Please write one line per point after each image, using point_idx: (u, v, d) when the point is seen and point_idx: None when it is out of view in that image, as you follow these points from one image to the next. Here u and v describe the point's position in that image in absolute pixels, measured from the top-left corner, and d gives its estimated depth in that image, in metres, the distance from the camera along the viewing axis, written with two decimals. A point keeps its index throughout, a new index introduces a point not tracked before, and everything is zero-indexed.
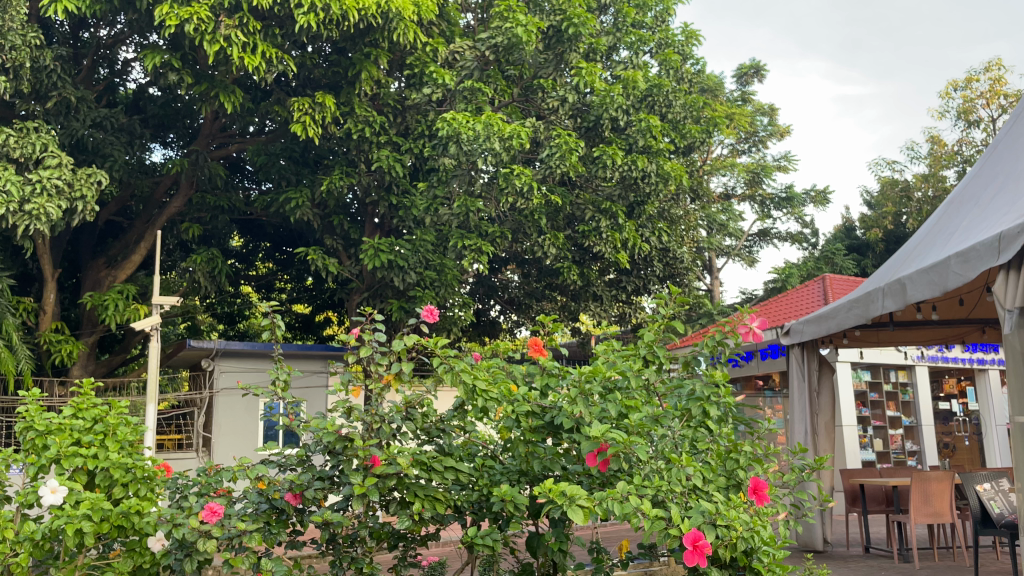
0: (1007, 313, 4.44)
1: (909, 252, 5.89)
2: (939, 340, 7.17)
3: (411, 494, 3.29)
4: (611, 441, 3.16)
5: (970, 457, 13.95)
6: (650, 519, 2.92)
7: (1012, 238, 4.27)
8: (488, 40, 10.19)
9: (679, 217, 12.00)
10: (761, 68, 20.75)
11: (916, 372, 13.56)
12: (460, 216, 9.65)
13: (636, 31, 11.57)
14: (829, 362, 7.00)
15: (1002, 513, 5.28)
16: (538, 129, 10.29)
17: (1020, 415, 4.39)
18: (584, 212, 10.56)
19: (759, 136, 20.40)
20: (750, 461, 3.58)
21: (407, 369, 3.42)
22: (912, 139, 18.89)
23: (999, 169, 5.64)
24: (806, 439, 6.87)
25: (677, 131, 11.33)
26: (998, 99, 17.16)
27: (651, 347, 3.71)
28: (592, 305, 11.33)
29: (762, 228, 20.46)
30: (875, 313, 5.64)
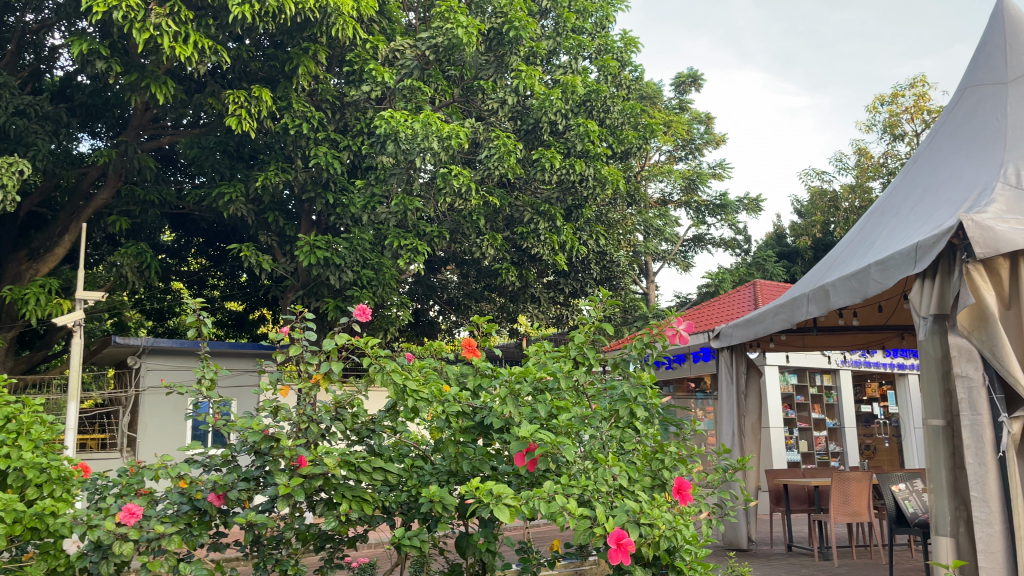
0: (923, 320, 4.62)
1: (832, 260, 6.10)
2: (860, 346, 7.43)
3: (338, 494, 3.24)
4: (539, 441, 3.18)
5: (890, 458, 14.49)
6: (575, 518, 2.96)
7: (927, 248, 4.46)
8: (428, 40, 10.15)
9: (617, 221, 12.18)
10: (698, 77, 21.18)
11: (841, 376, 14.01)
12: (398, 215, 9.62)
13: (575, 37, 11.60)
14: (756, 366, 7.19)
15: (915, 513, 5.50)
16: (477, 130, 10.29)
17: (933, 418, 4.57)
18: (523, 214, 10.58)
19: (696, 144, 20.80)
20: (676, 462, 3.66)
21: (337, 368, 3.39)
22: (841, 151, 19.54)
23: (919, 181, 5.89)
24: (733, 440, 7.05)
25: (615, 136, 11.49)
26: (922, 115, 17.84)
27: (581, 349, 3.76)
28: (530, 306, 11.32)
29: (697, 234, 20.86)
30: (799, 318, 5.82)
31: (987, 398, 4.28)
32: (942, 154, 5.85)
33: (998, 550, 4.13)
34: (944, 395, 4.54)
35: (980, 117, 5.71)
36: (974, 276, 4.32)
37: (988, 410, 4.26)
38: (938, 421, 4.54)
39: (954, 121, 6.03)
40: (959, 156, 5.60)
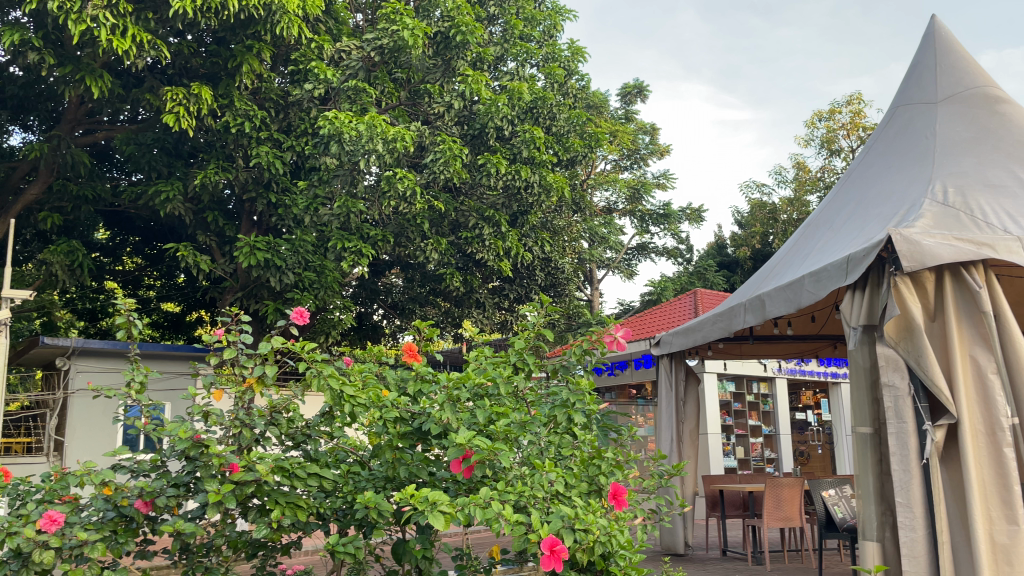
0: (853, 330, 4.76)
1: (769, 270, 6.24)
2: (795, 355, 7.61)
3: (271, 501, 3.16)
4: (476, 447, 3.17)
5: (822, 464, 14.90)
6: (510, 524, 2.97)
7: (858, 260, 4.61)
8: (374, 41, 10.08)
9: (562, 228, 12.28)
10: (644, 88, 21.49)
11: (777, 384, 14.34)
12: (341, 217, 9.51)
13: (523, 44, 11.63)
14: (695, 373, 7.30)
15: (844, 517, 5.66)
16: (423, 134, 10.25)
17: (862, 426, 4.71)
18: (468, 219, 10.56)
19: (641, 154, 21.10)
20: (612, 467, 3.69)
21: (271, 372, 3.34)
22: (780, 164, 20.04)
23: (852, 195, 6.08)
24: (672, 447, 7.14)
25: (561, 144, 11.61)
26: (858, 131, 18.38)
27: (521, 354, 3.79)
28: (475, 311, 11.27)
29: (641, 243, 21.13)
30: (737, 327, 5.95)
31: (912, 406, 4.42)
32: (874, 170, 6.05)
33: (921, 555, 4.27)
34: (872, 403, 4.68)
35: (910, 135, 5.92)
36: (902, 289, 4.47)
37: (912, 418, 4.41)
38: (866, 428, 4.68)
39: (885, 138, 6.24)
40: (890, 172, 5.80)
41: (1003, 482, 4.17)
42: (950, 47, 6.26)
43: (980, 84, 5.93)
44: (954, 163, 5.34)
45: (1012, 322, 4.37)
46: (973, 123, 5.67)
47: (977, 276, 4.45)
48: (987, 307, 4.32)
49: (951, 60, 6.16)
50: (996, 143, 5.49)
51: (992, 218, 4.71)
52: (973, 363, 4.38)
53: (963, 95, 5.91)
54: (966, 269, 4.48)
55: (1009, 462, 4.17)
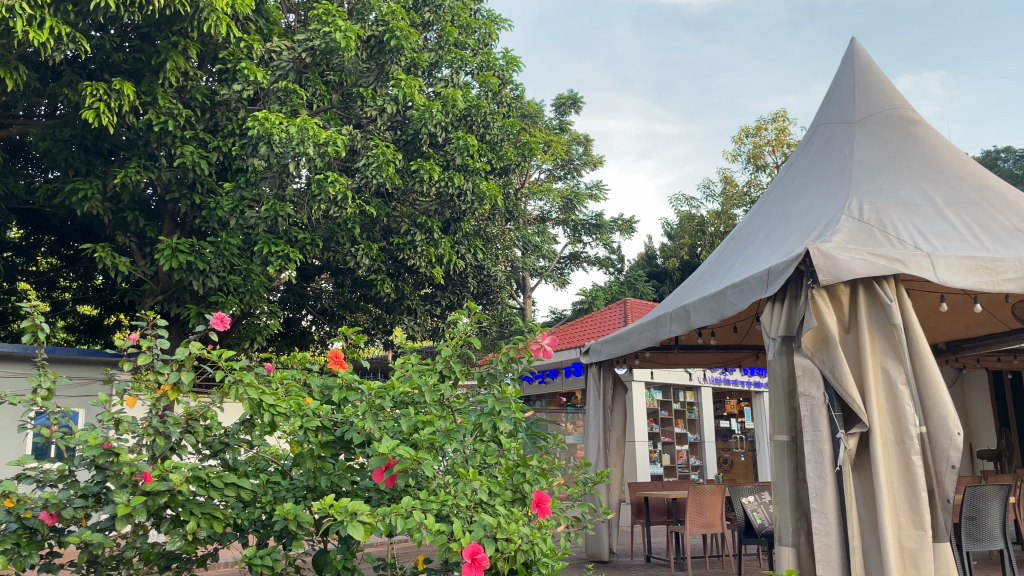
0: (772, 340, 4.90)
1: (694, 281, 6.38)
2: (719, 364, 7.78)
3: (185, 512, 3.06)
4: (399, 457, 3.14)
5: (744, 471, 15.28)
6: (431, 533, 2.94)
7: (778, 273, 4.75)
8: (305, 42, 9.88)
9: (495, 236, 12.32)
10: (578, 100, 21.75)
11: (702, 392, 14.64)
12: (268, 220, 9.31)
13: (458, 51, 11.60)
14: (622, 382, 7.40)
15: (762, 523, 5.83)
16: (355, 138, 10.14)
17: (779, 433, 4.85)
18: (400, 225, 10.46)
19: (575, 164, 21.31)
20: (537, 475, 3.68)
21: (187, 379, 3.22)
22: (709, 178, 20.50)
23: (773, 209, 6.27)
24: (599, 454, 7.20)
25: (495, 152, 11.67)
26: (782, 148, 19.03)
27: (448, 362, 3.75)
28: (406, 318, 11.03)
29: (573, 252, 21.30)
30: (663, 336, 6.06)
31: (827, 415, 4.57)
32: (795, 185, 6.25)
33: (835, 560, 4.41)
34: (789, 412, 4.83)
35: (829, 153, 6.15)
36: (818, 301, 4.63)
37: (826, 426, 4.56)
38: (783, 436, 4.82)
39: (806, 155, 6.46)
40: (810, 187, 6.00)
41: (910, 488, 4.34)
42: (867, 69, 6.54)
43: (895, 106, 6.20)
44: (869, 181, 5.56)
45: (920, 335, 4.56)
46: (888, 143, 5.93)
47: (888, 289, 4.64)
48: (896, 320, 4.50)
49: (868, 82, 6.44)
50: (908, 162, 5.74)
51: (904, 233, 4.92)
52: (884, 374, 4.56)
53: (879, 115, 6.17)
54: (878, 283, 4.67)
55: (917, 469, 4.34)
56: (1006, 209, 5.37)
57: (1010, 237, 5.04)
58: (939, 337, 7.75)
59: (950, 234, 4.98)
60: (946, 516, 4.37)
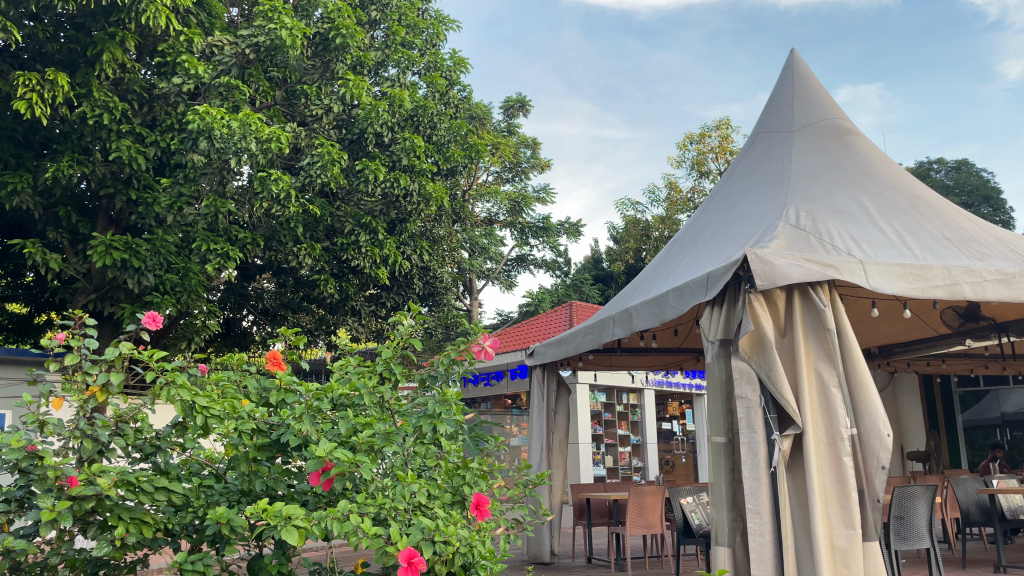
0: (711, 344, 4.99)
1: (637, 284, 6.46)
2: (661, 367, 7.89)
3: (114, 517, 2.95)
4: (337, 459, 3.10)
5: (686, 473, 15.53)
6: (368, 536, 2.90)
7: (717, 277, 4.85)
8: (249, 38, 9.71)
9: (441, 237, 12.30)
10: (526, 103, 21.80)
11: (645, 395, 14.84)
12: (208, 217, 9.11)
13: (405, 51, 11.52)
14: (565, 385, 7.45)
15: (700, 524, 5.95)
16: (299, 136, 9.99)
17: (717, 435, 4.94)
18: (344, 225, 10.32)
19: (522, 167, 21.35)
20: (477, 478, 3.65)
21: (116, 380, 3.13)
22: (654, 184, 20.78)
23: (715, 214, 6.38)
24: (542, 456, 7.23)
25: (442, 153, 11.68)
26: (725, 154, 19.43)
27: (388, 364, 3.73)
28: (350, 319, 10.92)
29: (520, 254, 21.33)
30: (606, 338, 6.12)
31: (762, 417, 4.67)
32: (736, 191, 6.38)
33: (768, 559, 4.51)
34: (726, 414, 4.92)
35: (768, 161, 6.29)
36: (755, 305, 4.73)
37: (762, 428, 4.67)
38: (721, 438, 4.92)
39: (747, 162, 6.59)
40: (749, 194, 6.13)
41: (841, 488, 4.46)
42: (805, 80, 6.71)
43: (832, 116, 6.38)
44: (806, 189, 5.70)
45: (852, 339, 4.69)
46: (824, 153, 6.09)
47: (822, 295, 4.76)
48: (830, 324, 4.62)
49: (806, 93, 6.61)
50: (843, 171, 5.90)
51: (838, 240, 5.06)
52: (818, 377, 4.67)
53: (816, 125, 6.34)
54: (812, 289, 4.79)
55: (847, 470, 4.46)
56: (934, 219, 5.56)
57: (938, 245, 5.22)
58: (872, 342, 7.98)
59: (881, 241, 5.13)
60: (876, 515, 4.49)
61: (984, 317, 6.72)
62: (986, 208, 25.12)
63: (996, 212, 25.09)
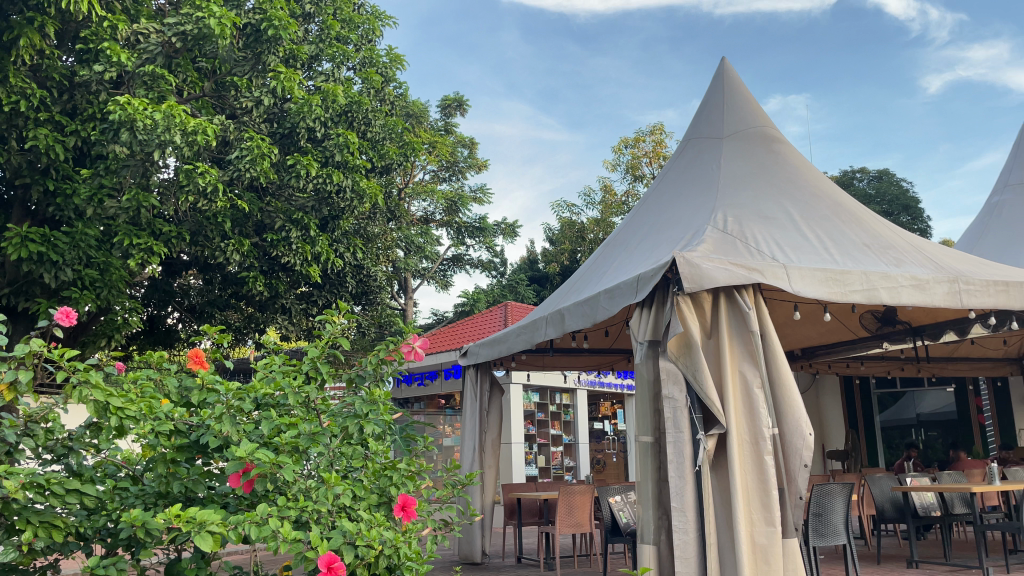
0: (640, 344, 5.06)
1: (570, 285, 6.52)
2: (593, 367, 7.96)
3: (21, 520, 2.82)
4: (257, 461, 3.04)
5: (616, 472, 15.76)
6: (287, 540, 2.86)
7: (647, 279, 4.91)
8: (175, 25, 9.21)
9: (375, 235, 12.23)
10: (464, 102, 21.77)
11: (578, 395, 14.97)
12: (130, 211, 8.77)
13: (340, 46, 11.34)
14: (499, 384, 7.44)
15: (628, 522, 6.03)
16: (227, 129, 9.74)
17: (645, 434, 5.01)
18: (274, 221, 10.05)
19: (459, 167, 21.17)
20: (405, 478, 3.60)
21: (24, 378, 2.94)
22: (589, 186, 21.03)
23: (646, 217, 6.49)
24: (474, 456, 7.20)
25: (376, 150, 11.59)
26: (659, 160, 19.75)
27: (315, 363, 3.64)
28: (279, 318, 10.66)
29: (456, 254, 21.23)
30: (538, 338, 6.15)
31: (688, 417, 4.76)
32: (666, 195, 6.49)
33: (692, 556, 4.59)
34: (653, 414, 5.00)
35: (698, 167, 6.43)
36: (683, 307, 4.82)
37: (688, 428, 4.74)
38: (648, 437, 4.99)
39: (678, 166, 6.72)
40: (680, 198, 6.24)
41: (762, 486, 4.58)
42: (735, 88, 6.87)
43: (759, 124, 6.55)
44: (734, 195, 5.84)
45: (774, 342, 4.82)
46: (752, 160, 6.25)
47: (747, 298, 4.88)
48: (754, 327, 4.74)
49: (735, 100, 6.77)
50: (769, 178, 6.07)
51: (762, 245, 5.20)
52: (742, 378, 4.79)
53: (744, 132, 6.50)
54: (737, 292, 4.90)
55: (769, 469, 4.58)
56: (855, 225, 5.75)
57: (857, 251, 5.41)
58: (795, 344, 8.21)
59: (804, 246, 5.29)
60: (796, 513, 4.62)
61: (900, 320, 7.03)
62: (906, 217, 26.16)
63: (914, 220, 26.16)
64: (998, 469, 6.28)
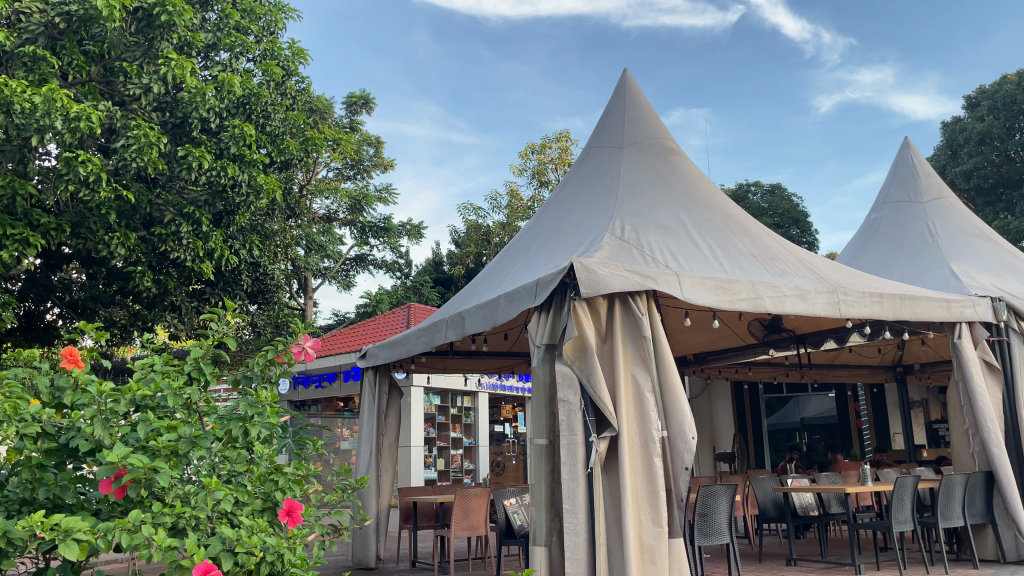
0: (537, 348, 5.09)
1: (472, 288, 6.52)
2: (493, 370, 7.97)
3: None
4: (130, 466, 2.90)
5: (515, 474, 15.89)
6: (161, 549, 2.76)
7: (545, 283, 4.97)
8: (59, 5, 8.74)
9: (273, 232, 11.95)
10: (370, 100, 21.53)
11: (479, 398, 15.01)
12: (4, 198, 8.25)
13: (239, 35, 10.99)
14: (397, 386, 7.36)
15: (522, 524, 6.08)
16: (114, 116, 9.20)
17: (539, 437, 5.04)
18: (162, 214, 9.60)
19: (365, 165, 20.78)
20: (292, 482, 3.48)
21: None
22: (495, 190, 21.08)
23: (548, 222, 6.55)
24: (371, 460, 7.06)
25: (276, 144, 11.30)
26: (564, 166, 20.05)
27: (198, 363, 3.48)
28: (167, 315, 10.19)
29: (359, 254, 20.86)
30: (438, 341, 6.13)
31: (582, 420, 4.82)
32: (568, 201, 6.58)
33: (582, 557, 4.66)
34: (548, 416, 5.04)
35: (599, 174, 6.55)
36: (579, 312, 4.90)
37: (582, 430, 4.80)
38: (542, 440, 5.03)
39: (580, 172, 6.82)
40: (581, 205, 6.34)
41: (651, 488, 4.71)
42: (636, 99, 7.04)
43: (658, 136, 6.73)
44: (632, 203, 5.98)
45: (665, 347, 4.98)
46: (650, 170, 6.42)
47: (640, 304, 5.01)
48: (646, 332, 4.87)
49: (636, 111, 6.93)
50: (665, 188, 6.25)
51: (657, 253, 5.34)
52: (634, 382, 4.90)
53: (644, 142, 6.67)
54: (632, 298, 5.02)
55: (657, 470, 4.72)
56: (745, 237, 5.98)
57: (746, 262, 5.63)
58: (688, 349, 8.46)
59: (696, 256, 5.47)
60: (681, 513, 4.78)
61: (786, 328, 7.40)
62: (795, 230, 27.46)
63: (803, 234, 27.54)
64: (869, 471, 6.66)
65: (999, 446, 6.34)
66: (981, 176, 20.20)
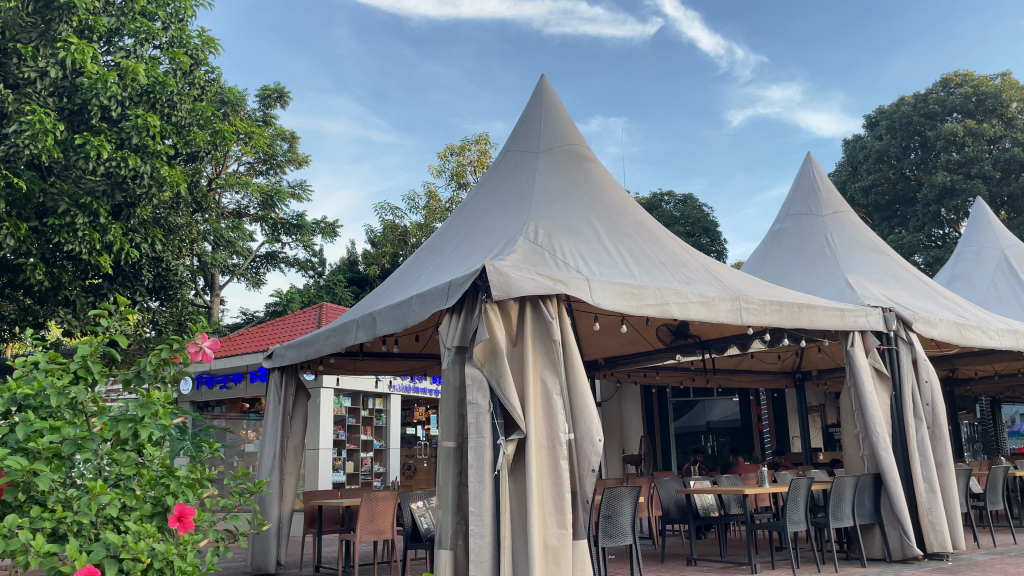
0: (447, 350, 5.06)
1: (384, 288, 6.44)
2: (405, 372, 7.89)
3: None
4: (7, 468, 2.74)
5: (426, 477, 15.79)
6: (39, 554, 2.60)
7: (457, 286, 4.96)
8: None
9: (178, 227, 11.57)
10: (285, 94, 21.04)
11: (390, 400, 14.86)
12: None
13: (144, 21, 10.57)
14: (304, 388, 7.22)
15: (429, 528, 6.04)
16: (5, 99, 8.72)
17: (448, 440, 5.01)
18: (56, 204, 9.13)
19: (278, 160, 20.32)
20: (185, 486, 3.24)
21: None
22: (412, 191, 20.96)
23: (463, 223, 6.53)
24: (274, 463, 6.87)
25: (181, 135, 10.90)
26: (482, 169, 20.10)
27: (85, 362, 3.27)
28: (60, 310, 9.58)
29: (270, 251, 20.33)
30: (348, 342, 6.02)
31: (491, 422, 4.81)
32: (483, 203, 6.59)
33: (487, 560, 4.64)
34: (457, 419, 5.02)
35: (514, 178, 6.59)
36: (490, 314, 4.91)
37: (490, 432, 4.79)
38: (450, 443, 5.00)
39: (496, 175, 6.84)
40: (496, 208, 6.36)
41: (557, 490, 4.76)
42: (552, 105, 7.12)
43: (573, 142, 6.82)
44: (546, 208, 6.04)
45: (574, 351, 5.04)
46: (564, 175, 6.50)
47: (551, 308, 5.06)
48: (555, 336, 4.92)
49: (552, 117, 7.00)
50: (578, 194, 6.33)
51: (569, 258, 5.41)
52: (543, 384, 4.93)
53: (559, 149, 6.74)
54: (543, 302, 5.07)
55: (563, 472, 4.77)
56: (654, 245, 6.12)
57: (654, 269, 5.76)
58: (598, 354, 8.55)
59: (606, 261, 5.57)
60: (586, 515, 4.84)
61: (691, 334, 7.62)
62: (706, 239, 28.27)
63: (713, 243, 28.39)
64: (767, 472, 6.83)
65: (887, 450, 6.67)
66: (878, 192, 21.26)
